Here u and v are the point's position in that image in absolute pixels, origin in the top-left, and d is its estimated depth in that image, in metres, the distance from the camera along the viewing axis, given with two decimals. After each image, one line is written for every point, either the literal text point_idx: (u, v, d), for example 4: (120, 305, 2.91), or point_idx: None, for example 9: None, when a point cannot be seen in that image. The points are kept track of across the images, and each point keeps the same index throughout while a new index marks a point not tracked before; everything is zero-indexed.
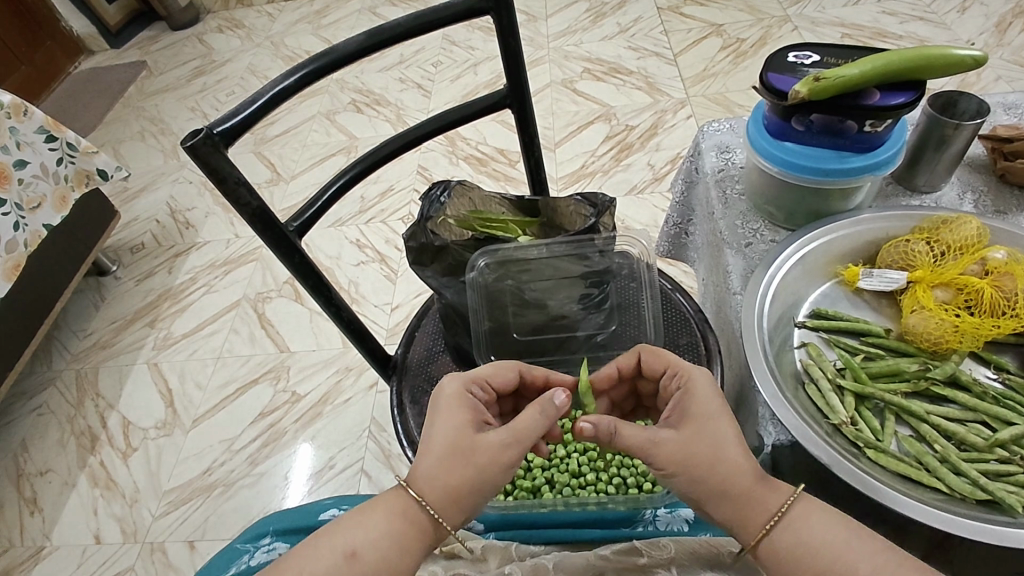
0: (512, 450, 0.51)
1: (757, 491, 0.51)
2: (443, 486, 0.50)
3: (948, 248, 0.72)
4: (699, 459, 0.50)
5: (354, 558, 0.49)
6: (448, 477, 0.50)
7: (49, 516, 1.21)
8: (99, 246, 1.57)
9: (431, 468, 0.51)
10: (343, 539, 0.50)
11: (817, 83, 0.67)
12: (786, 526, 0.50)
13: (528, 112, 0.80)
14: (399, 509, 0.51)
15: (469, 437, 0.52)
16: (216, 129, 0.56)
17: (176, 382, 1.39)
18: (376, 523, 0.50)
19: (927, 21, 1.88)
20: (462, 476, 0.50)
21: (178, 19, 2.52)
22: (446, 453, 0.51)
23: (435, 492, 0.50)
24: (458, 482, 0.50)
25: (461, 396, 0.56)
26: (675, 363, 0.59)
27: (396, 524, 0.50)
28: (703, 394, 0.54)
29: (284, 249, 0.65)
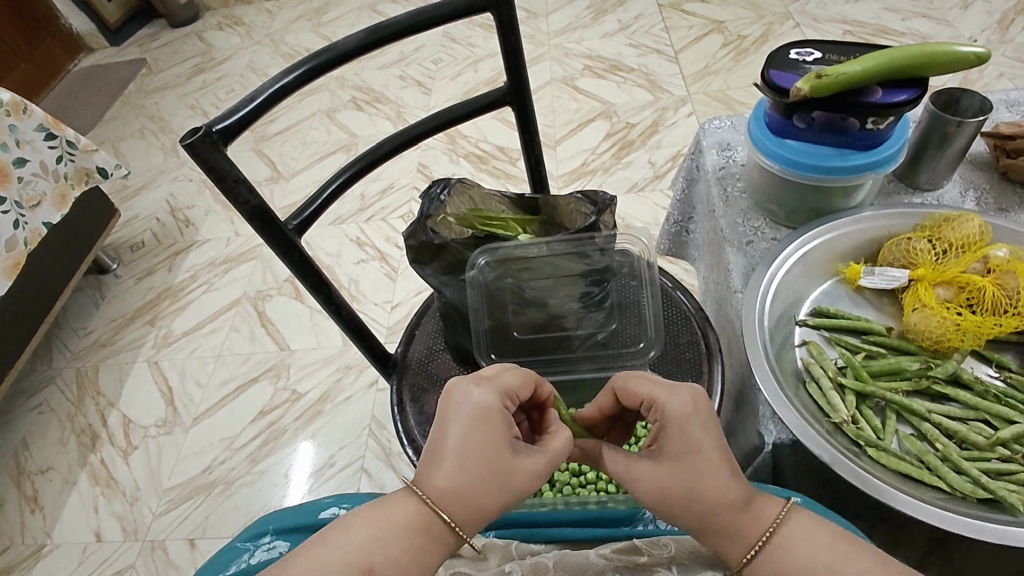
0: (544, 474, 0.50)
1: (742, 516, 0.49)
2: (473, 508, 0.47)
3: (950, 245, 0.71)
4: (678, 488, 0.48)
5: (371, 574, 0.46)
6: (480, 498, 0.47)
7: (49, 514, 1.21)
8: (99, 244, 1.57)
9: (463, 489, 0.47)
10: (359, 553, 0.46)
11: (819, 81, 0.67)
12: (774, 548, 0.48)
13: (528, 110, 0.80)
14: (420, 524, 0.47)
15: (506, 457, 0.48)
16: (215, 127, 0.55)
17: (176, 380, 1.39)
18: (393, 537, 0.47)
19: (929, 18, 1.87)
20: (495, 498, 0.48)
21: (178, 17, 2.51)
22: (483, 474, 0.48)
23: (463, 512, 0.48)
24: (488, 504, 0.48)
25: (499, 408, 0.50)
26: (649, 394, 0.52)
27: (414, 536, 0.47)
28: (675, 431, 0.49)
29: (284, 247, 0.65)
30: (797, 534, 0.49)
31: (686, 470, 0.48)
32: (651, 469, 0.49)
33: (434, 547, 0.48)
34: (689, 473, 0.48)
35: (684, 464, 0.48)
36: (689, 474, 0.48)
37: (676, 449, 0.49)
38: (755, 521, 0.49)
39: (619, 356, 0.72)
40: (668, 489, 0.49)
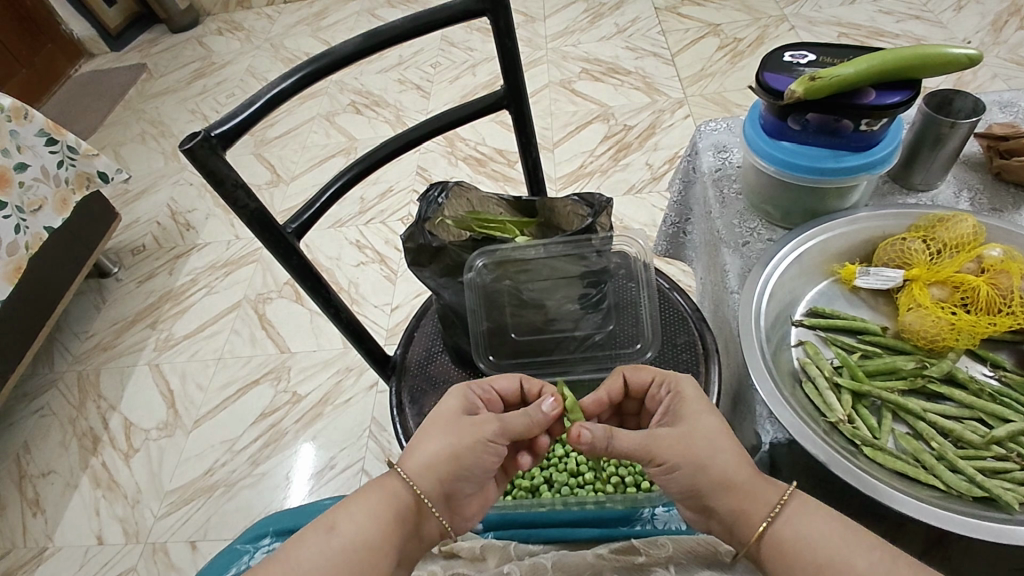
0: (491, 429, 0.54)
1: (755, 485, 0.51)
2: (422, 455, 0.53)
3: (944, 246, 0.72)
4: (698, 455, 0.51)
5: (334, 528, 0.50)
6: (431, 446, 0.54)
7: (51, 516, 1.22)
8: (100, 248, 1.58)
9: (417, 441, 0.55)
10: (328, 512, 0.51)
11: (812, 83, 0.68)
12: (786, 519, 0.50)
13: (525, 113, 0.80)
14: (379, 482, 0.53)
15: (454, 416, 0.56)
16: (214, 132, 0.56)
17: (177, 383, 1.39)
18: (357, 496, 0.52)
19: (923, 20, 1.88)
20: (444, 447, 0.54)
21: (178, 21, 2.53)
22: (433, 428, 0.55)
23: (413, 461, 0.53)
24: (438, 451, 0.53)
25: (458, 391, 0.60)
26: (659, 372, 0.61)
27: (375, 495, 0.52)
28: (694, 398, 0.56)
29: (283, 251, 0.65)
30: (804, 509, 0.50)
31: (705, 436, 0.52)
32: (672, 435, 0.52)
33: (391, 502, 0.52)
34: (708, 438, 0.52)
35: (703, 431, 0.53)
36: (708, 439, 0.52)
37: (696, 417, 0.54)
38: (767, 492, 0.51)
39: (617, 357, 0.73)
40: (689, 457, 0.51)
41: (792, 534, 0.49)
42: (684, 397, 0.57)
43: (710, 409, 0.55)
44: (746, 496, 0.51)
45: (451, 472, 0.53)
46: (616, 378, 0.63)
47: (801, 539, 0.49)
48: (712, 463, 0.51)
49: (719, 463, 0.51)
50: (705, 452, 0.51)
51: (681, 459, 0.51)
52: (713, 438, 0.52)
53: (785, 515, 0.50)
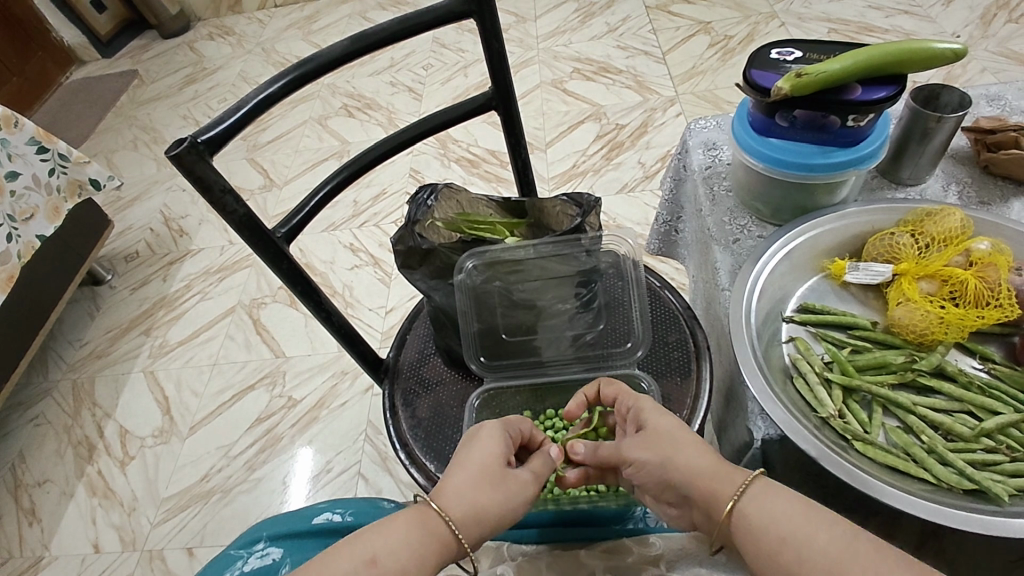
0: (531, 487, 0.56)
1: (720, 468, 0.51)
2: (470, 504, 0.52)
3: (932, 240, 0.73)
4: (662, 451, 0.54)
5: (374, 566, 0.46)
6: (479, 498, 0.52)
7: (47, 525, 1.21)
8: (93, 256, 1.57)
9: (462, 485, 0.53)
10: (367, 544, 0.47)
11: (798, 80, 0.68)
12: (750, 500, 0.49)
13: (514, 113, 0.81)
14: (418, 517, 0.50)
15: (499, 467, 0.55)
16: (200, 138, 0.56)
17: (172, 389, 1.39)
18: (395, 533, 0.48)
19: (912, 15, 1.89)
20: (490, 499, 0.53)
21: (169, 27, 2.53)
22: (477, 476, 0.54)
23: (461, 510, 0.51)
24: (485, 505, 0.52)
25: (494, 435, 0.57)
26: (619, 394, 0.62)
27: (415, 532, 0.49)
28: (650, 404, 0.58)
29: (272, 256, 0.65)
30: (766, 491, 0.49)
31: (666, 433, 0.55)
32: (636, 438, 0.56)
33: (432, 547, 0.49)
34: (670, 437, 0.55)
35: (665, 430, 0.55)
36: (671, 437, 0.55)
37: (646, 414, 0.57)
38: (730, 474, 0.51)
39: (608, 356, 0.73)
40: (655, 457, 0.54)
41: (759, 510, 0.48)
42: (640, 405, 0.59)
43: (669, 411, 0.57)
44: (708, 479, 0.51)
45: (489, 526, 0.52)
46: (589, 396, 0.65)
47: (764, 516, 0.47)
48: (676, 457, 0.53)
49: (684, 453, 0.53)
50: (668, 446, 0.54)
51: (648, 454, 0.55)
52: (674, 434, 0.55)
53: (749, 494, 0.49)
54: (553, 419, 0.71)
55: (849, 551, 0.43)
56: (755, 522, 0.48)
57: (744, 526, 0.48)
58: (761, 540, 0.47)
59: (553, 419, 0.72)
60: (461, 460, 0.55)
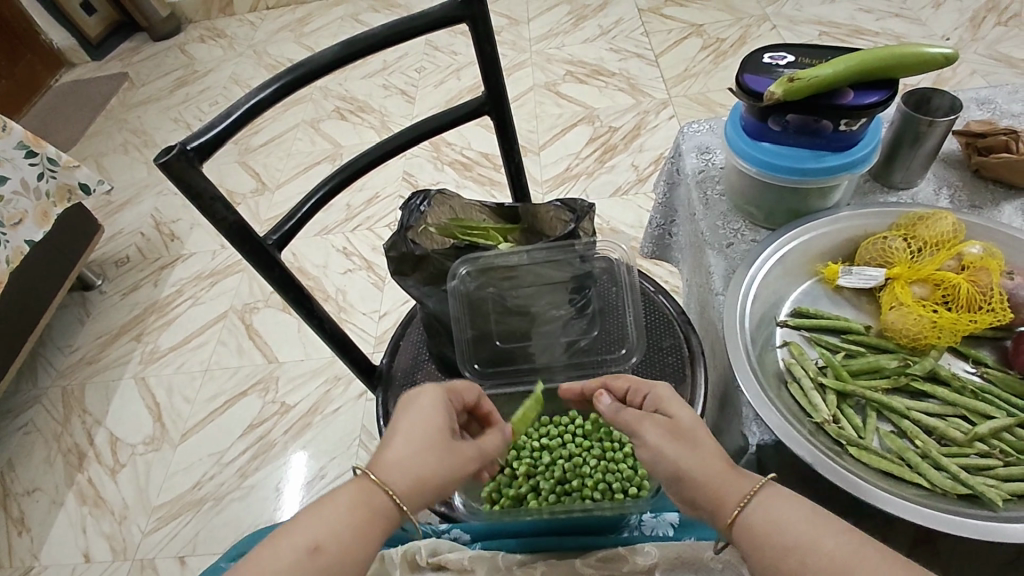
0: (476, 460, 0.55)
1: (729, 471, 0.50)
2: (414, 476, 0.51)
3: (925, 244, 0.73)
4: (681, 445, 0.52)
5: (318, 552, 0.45)
6: (422, 470, 0.51)
7: (37, 535, 1.20)
8: (82, 261, 1.56)
9: (404, 457, 0.51)
10: (308, 531, 0.46)
11: (791, 84, 0.68)
12: (758, 508, 0.48)
13: (506, 118, 0.80)
14: (359, 494, 0.49)
15: (445, 437, 0.54)
16: (190, 145, 0.56)
17: (163, 396, 1.37)
18: (337, 514, 0.47)
19: (902, 18, 1.90)
20: (432, 468, 0.51)
21: (159, 30, 2.51)
22: (422, 447, 0.52)
23: (404, 482, 0.50)
24: (428, 475, 0.51)
25: (434, 405, 0.56)
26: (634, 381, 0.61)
27: (358, 510, 0.48)
28: (670, 395, 0.57)
29: (264, 263, 0.65)
30: (775, 500, 0.48)
31: (688, 431, 0.53)
32: (659, 426, 0.54)
33: (376, 524, 0.48)
34: (689, 435, 0.52)
35: (685, 426, 0.53)
36: (689, 435, 0.52)
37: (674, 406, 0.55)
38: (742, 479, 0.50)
39: (602, 361, 0.72)
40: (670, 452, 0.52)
41: (766, 519, 0.47)
42: (659, 392, 0.58)
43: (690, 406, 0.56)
44: (718, 482, 0.49)
45: (431, 496, 0.51)
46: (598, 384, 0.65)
47: (773, 525, 0.47)
48: (689, 455, 0.51)
49: (699, 455, 0.51)
50: (687, 444, 0.52)
51: (668, 443, 0.52)
52: (695, 431, 0.53)
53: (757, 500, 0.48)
54: (547, 425, 0.71)
55: (857, 559, 0.43)
56: (763, 531, 0.47)
57: (749, 532, 0.47)
58: (767, 547, 0.46)
59: (547, 425, 0.71)
60: (399, 430, 0.54)
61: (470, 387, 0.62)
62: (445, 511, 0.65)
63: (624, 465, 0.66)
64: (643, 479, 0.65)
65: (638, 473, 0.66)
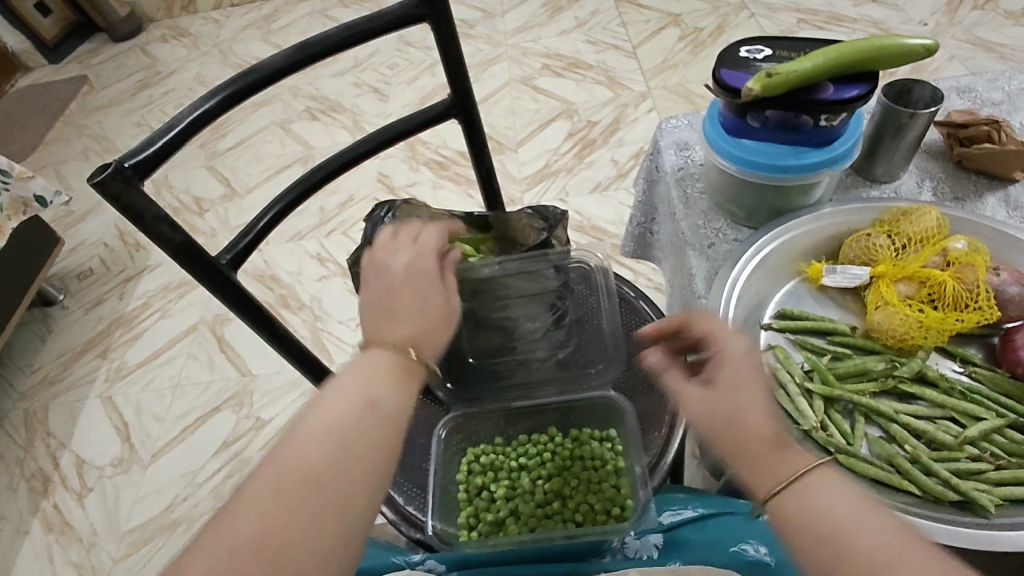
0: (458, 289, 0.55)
1: (775, 449, 0.42)
2: (425, 325, 0.48)
3: (909, 240, 0.71)
4: (720, 418, 0.44)
5: (377, 407, 0.42)
6: (428, 323, 0.49)
7: (0, 567, 1.14)
8: (42, 276, 1.49)
9: (407, 311, 0.49)
10: (349, 396, 0.42)
11: (769, 79, 0.65)
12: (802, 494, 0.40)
13: (475, 121, 0.76)
14: (387, 354, 0.46)
15: (432, 285, 0.52)
16: (127, 162, 0.52)
17: (132, 415, 1.32)
18: (373, 372, 0.44)
19: (880, 3, 1.89)
20: (439, 317, 0.50)
21: (120, 30, 2.41)
22: (415, 299, 0.50)
23: (422, 337, 0.48)
24: (436, 322, 0.49)
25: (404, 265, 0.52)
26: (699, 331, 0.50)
27: (391, 369, 0.45)
28: (734, 356, 0.47)
29: (217, 284, 0.61)
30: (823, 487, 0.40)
31: (728, 405, 0.44)
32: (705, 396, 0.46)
33: (411, 376, 0.46)
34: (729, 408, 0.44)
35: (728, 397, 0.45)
36: (730, 407, 0.44)
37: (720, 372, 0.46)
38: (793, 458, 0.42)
39: (580, 377, 0.68)
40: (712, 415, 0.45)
41: (806, 506, 0.39)
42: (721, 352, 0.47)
43: (752, 367, 0.46)
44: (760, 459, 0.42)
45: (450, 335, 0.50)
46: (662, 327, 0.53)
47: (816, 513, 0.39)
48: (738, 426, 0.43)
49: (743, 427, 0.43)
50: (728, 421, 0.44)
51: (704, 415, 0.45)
52: (741, 402, 0.44)
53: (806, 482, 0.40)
54: (525, 444, 0.67)
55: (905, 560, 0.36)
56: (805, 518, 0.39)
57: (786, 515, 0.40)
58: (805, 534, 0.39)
59: (526, 444, 0.67)
60: (386, 286, 0.51)
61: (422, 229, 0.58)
62: (420, 538, 0.62)
63: (607, 485, 0.63)
64: (626, 498, 0.61)
65: (621, 492, 0.62)
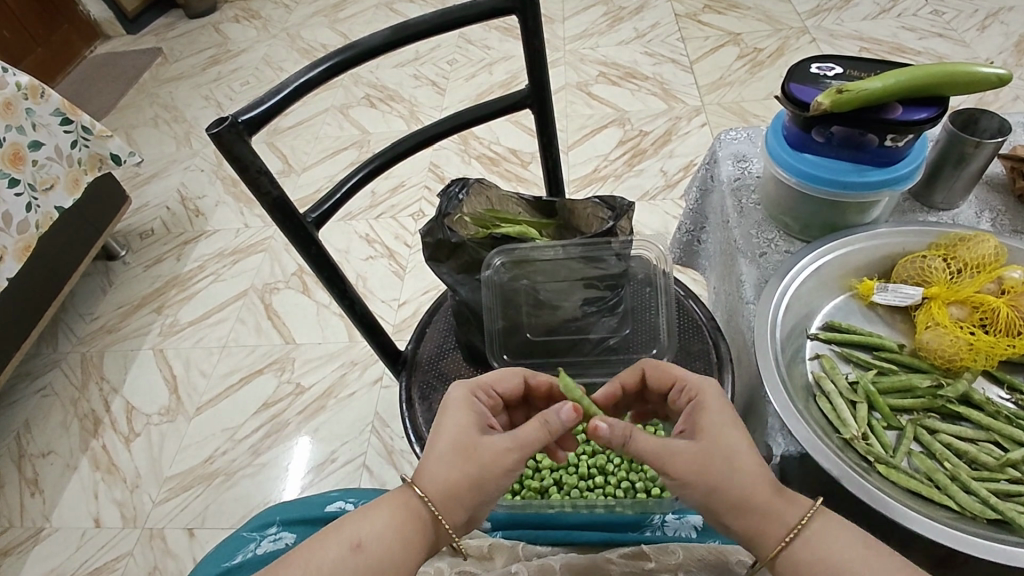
0: (510, 453, 0.50)
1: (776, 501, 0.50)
2: (445, 483, 0.50)
3: (965, 265, 0.72)
4: (714, 468, 0.50)
5: (360, 549, 0.48)
6: (450, 475, 0.50)
7: (50, 497, 1.21)
8: (109, 231, 1.58)
9: (435, 463, 0.51)
10: (350, 530, 0.49)
11: (840, 96, 0.67)
12: (805, 540, 0.49)
13: (548, 113, 0.80)
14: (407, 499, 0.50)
15: (470, 439, 0.52)
16: (241, 118, 0.56)
17: (181, 368, 1.39)
18: (381, 516, 0.49)
19: (946, 38, 1.88)
20: (464, 474, 0.50)
21: (195, 7, 2.53)
22: (451, 450, 0.51)
23: (436, 489, 0.50)
24: (460, 479, 0.50)
25: (466, 398, 0.56)
26: (682, 378, 0.59)
27: (398, 514, 0.50)
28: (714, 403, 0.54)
29: (302, 241, 0.65)
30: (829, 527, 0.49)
31: (729, 455, 0.50)
32: (688, 450, 0.50)
33: (414, 528, 0.49)
34: (725, 457, 0.50)
35: (721, 447, 0.50)
36: (726, 458, 0.50)
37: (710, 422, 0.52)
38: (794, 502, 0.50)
39: (632, 360, 0.73)
40: (702, 472, 0.50)
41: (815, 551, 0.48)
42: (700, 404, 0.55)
43: (733, 420, 0.53)
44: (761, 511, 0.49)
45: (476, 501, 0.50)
46: (635, 371, 0.63)
47: (831, 549, 0.48)
48: (726, 483, 0.49)
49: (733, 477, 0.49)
50: (721, 476, 0.49)
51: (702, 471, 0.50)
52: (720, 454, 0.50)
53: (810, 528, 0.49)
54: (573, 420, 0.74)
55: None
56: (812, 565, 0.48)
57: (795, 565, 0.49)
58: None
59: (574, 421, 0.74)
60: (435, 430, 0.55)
61: (500, 380, 0.61)
62: None
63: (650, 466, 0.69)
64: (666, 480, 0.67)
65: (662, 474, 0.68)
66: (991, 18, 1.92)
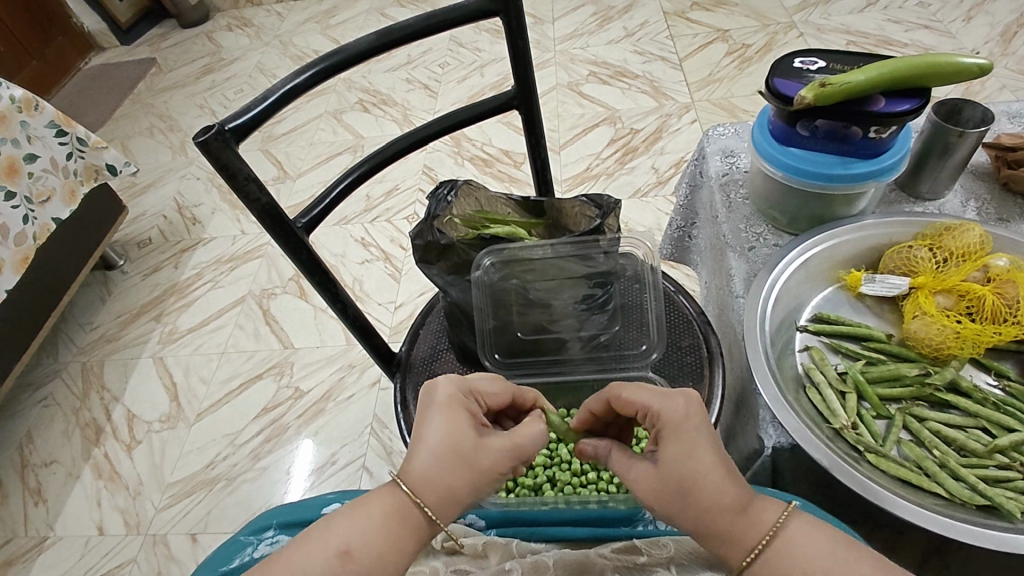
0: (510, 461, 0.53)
1: (740, 519, 0.47)
2: (443, 489, 0.50)
3: (951, 254, 0.72)
4: (675, 493, 0.49)
5: (349, 556, 0.47)
6: (450, 480, 0.50)
7: (53, 506, 1.22)
8: (106, 241, 1.58)
9: (430, 468, 0.50)
10: (338, 536, 0.48)
11: (822, 89, 0.68)
12: (774, 554, 0.47)
13: (535, 114, 0.81)
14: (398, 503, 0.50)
15: (467, 443, 0.52)
16: (227, 125, 0.56)
17: (180, 376, 1.40)
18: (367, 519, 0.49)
19: (932, 29, 1.88)
20: (461, 479, 0.51)
21: (188, 17, 2.54)
22: (447, 456, 0.51)
23: (433, 492, 0.50)
24: (459, 485, 0.51)
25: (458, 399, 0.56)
26: (643, 403, 0.54)
27: (383, 512, 0.49)
28: (672, 424, 0.51)
29: (292, 246, 0.66)
30: (801, 540, 0.47)
31: (686, 479, 0.48)
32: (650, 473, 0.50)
33: (403, 525, 0.49)
34: (681, 486, 0.48)
35: (677, 473, 0.49)
36: (681, 484, 0.48)
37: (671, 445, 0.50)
38: (759, 517, 0.48)
39: (622, 357, 0.74)
40: (664, 496, 0.49)
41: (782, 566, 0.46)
42: (662, 423, 0.52)
43: (696, 437, 0.50)
44: (728, 533, 0.47)
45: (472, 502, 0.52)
46: (599, 399, 0.60)
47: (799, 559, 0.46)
48: (688, 505, 0.48)
49: (695, 498, 0.48)
50: (678, 501, 0.49)
51: (660, 496, 0.49)
52: (682, 478, 0.48)
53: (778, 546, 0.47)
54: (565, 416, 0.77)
55: None
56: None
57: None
58: None
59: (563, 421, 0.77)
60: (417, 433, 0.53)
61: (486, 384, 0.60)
62: None
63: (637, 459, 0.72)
64: None
65: None
66: (976, 8, 1.93)
